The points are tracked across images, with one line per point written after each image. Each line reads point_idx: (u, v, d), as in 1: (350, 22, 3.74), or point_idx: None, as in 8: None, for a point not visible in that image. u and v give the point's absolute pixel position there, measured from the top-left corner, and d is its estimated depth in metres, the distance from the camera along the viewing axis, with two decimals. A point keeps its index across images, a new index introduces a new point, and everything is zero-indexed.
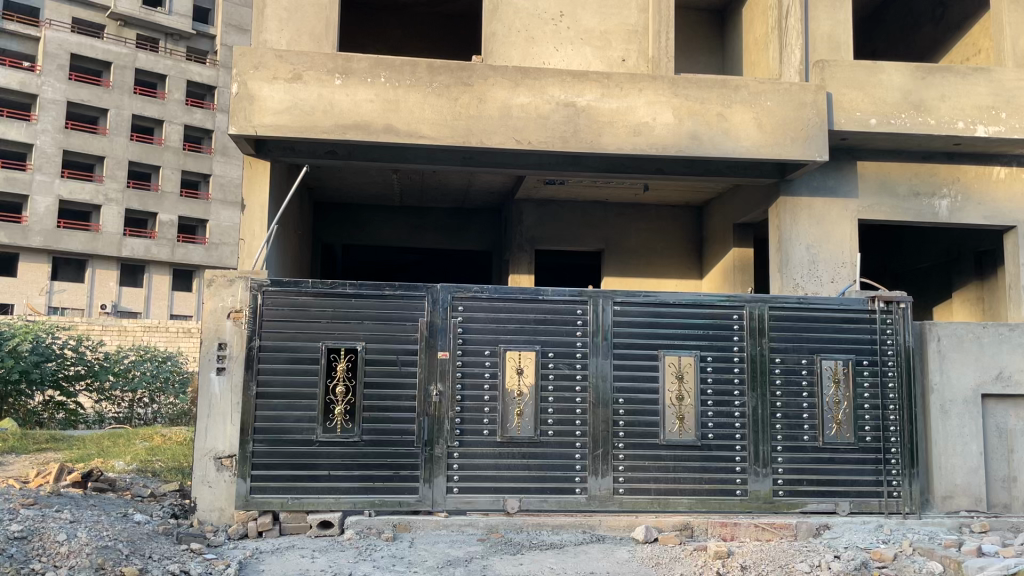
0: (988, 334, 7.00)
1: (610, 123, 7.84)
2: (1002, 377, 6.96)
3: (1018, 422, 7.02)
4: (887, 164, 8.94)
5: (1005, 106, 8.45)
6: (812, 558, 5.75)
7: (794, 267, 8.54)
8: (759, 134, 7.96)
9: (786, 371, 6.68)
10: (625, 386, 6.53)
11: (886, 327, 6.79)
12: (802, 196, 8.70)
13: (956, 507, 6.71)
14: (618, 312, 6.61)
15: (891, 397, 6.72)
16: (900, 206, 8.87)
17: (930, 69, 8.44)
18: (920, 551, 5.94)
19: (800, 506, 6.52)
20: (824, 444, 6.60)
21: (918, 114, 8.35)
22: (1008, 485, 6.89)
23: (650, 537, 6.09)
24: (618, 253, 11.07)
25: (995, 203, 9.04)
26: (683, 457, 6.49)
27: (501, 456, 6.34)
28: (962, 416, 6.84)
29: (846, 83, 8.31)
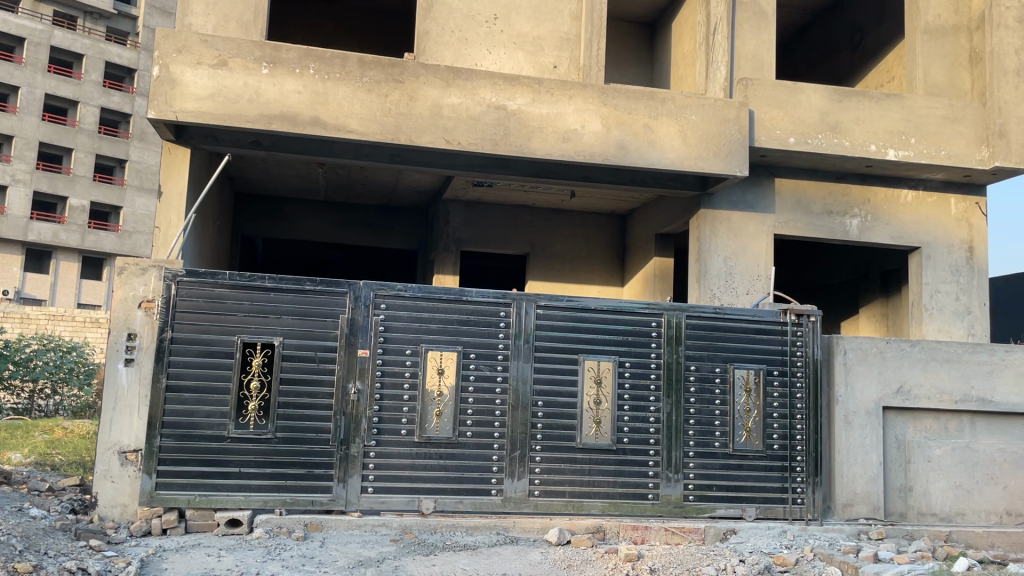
0: (891, 349, 7.29)
1: (539, 127, 7.90)
2: (902, 391, 7.26)
3: (915, 434, 7.34)
4: (803, 182, 9.26)
5: (915, 132, 8.87)
6: (719, 562, 5.90)
7: (711, 278, 8.76)
8: (683, 146, 8.15)
9: (700, 379, 6.84)
10: (544, 389, 6.58)
11: (797, 339, 7.03)
12: (722, 210, 8.93)
13: (855, 514, 7.00)
14: (541, 316, 6.65)
15: (799, 406, 6.95)
16: (814, 223, 9.20)
17: (846, 93, 8.80)
18: (821, 556, 6.16)
19: (708, 510, 6.70)
20: (734, 451, 6.79)
21: (834, 135, 8.69)
22: (904, 494, 7.21)
23: (563, 539, 6.13)
24: (542, 257, 11.16)
25: (902, 224, 9.46)
26: (598, 460, 6.59)
27: (419, 457, 6.30)
28: (863, 427, 7.12)
29: (766, 102, 8.60)
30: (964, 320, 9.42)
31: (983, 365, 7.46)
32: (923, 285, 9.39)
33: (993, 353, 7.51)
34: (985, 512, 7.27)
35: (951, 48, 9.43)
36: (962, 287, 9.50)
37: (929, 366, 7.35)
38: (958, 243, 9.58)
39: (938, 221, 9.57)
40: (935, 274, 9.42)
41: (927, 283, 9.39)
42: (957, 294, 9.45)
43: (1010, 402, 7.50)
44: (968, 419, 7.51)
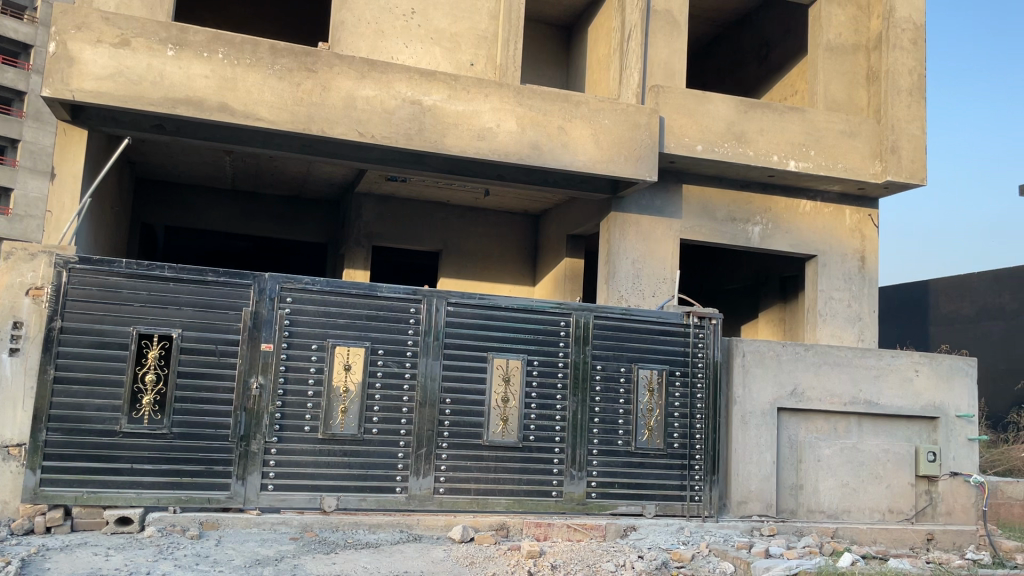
0: (787, 352, 7.58)
1: (454, 124, 7.88)
2: (796, 393, 7.56)
3: (807, 435, 7.65)
4: (709, 189, 9.54)
5: (814, 144, 9.25)
6: (618, 558, 6.02)
7: (619, 280, 8.92)
8: (595, 149, 8.27)
9: (605, 378, 6.96)
10: (452, 386, 6.57)
11: (699, 341, 7.23)
12: (632, 213, 9.10)
13: (749, 511, 7.25)
14: (450, 313, 6.64)
15: (699, 406, 7.16)
16: (718, 229, 9.49)
17: (752, 105, 9.11)
18: (715, 552, 6.36)
19: (610, 507, 6.83)
20: (636, 449, 6.95)
21: (739, 145, 8.98)
22: (795, 492, 7.50)
23: (466, 536, 6.13)
24: (454, 255, 11.14)
25: (800, 233, 9.86)
26: (504, 458, 6.62)
27: (322, 454, 6.20)
28: (759, 427, 7.38)
29: (676, 110, 8.82)
30: (856, 325, 9.90)
31: (871, 370, 7.84)
32: (819, 291, 9.81)
33: (880, 358, 7.89)
34: (869, 509, 7.64)
35: (850, 66, 9.87)
36: (854, 294, 9.97)
37: (822, 369, 7.67)
38: (852, 252, 10.04)
39: (834, 231, 10.00)
40: (830, 281, 9.86)
41: (822, 290, 9.82)
42: (849, 301, 9.92)
43: (894, 405, 7.89)
44: (856, 421, 7.86)
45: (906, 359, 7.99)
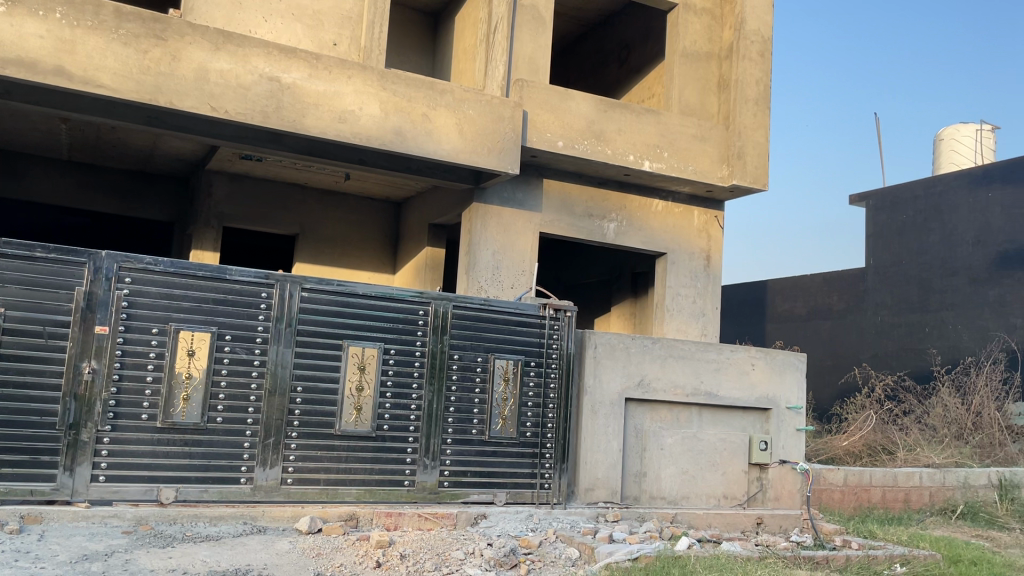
0: (635, 345, 7.86)
1: (313, 104, 7.66)
2: (643, 384, 7.86)
3: (652, 424, 7.97)
4: (568, 184, 9.74)
5: (667, 146, 9.65)
6: (468, 546, 6.07)
7: (479, 270, 8.97)
8: (458, 139, 8.26)
9: (461, 367, 6.98)
10: (304, 374, 6.40)
11: (554, 333, 7.38)
12: (493, 205, 9.17)
13: (595, 498, 7.48)
14: (304, 299, 6.46)
15: (552, 396, 7.31)
16: (575, 224, 9.72)
17: (611, 104, 9.38)
18: (562, 538, 6.52)
19: (462, 496, 6.88)
20: (489, 439, 7.02)
21: (597, 143, 9.24)
22: (639, 479, 7.81)
23: (313, 527, 5.96)
24: (311, 239, 10.85)
25: (652, 230, 10.25)
26: (356, 447, 6.52)
27: (160, 443, 5.89)
28: (607, 417, 7.63)
29: (539, 105, 8.96)
30: (700, 320, 10.42)
31: (712, 363, 8.26)
32: (667, 287, 10.25)
33: (720, 352, 8.33)
34: (706, 495, 8.08)
35: (703, 73, 10.34)
36: (699, 291, 10.48)
37: (667, 362, 8.01)
38: (699, 251, 10.55)
39: (683, 230, 10.47)
40: (677, 278, 10.32)
41: (670, 286, 10.26)
42: (695, 297, 10.42)
43: (732, 396, 8.35)
44: (697, 411, 8.25)
45: (743, 353, 8.46)
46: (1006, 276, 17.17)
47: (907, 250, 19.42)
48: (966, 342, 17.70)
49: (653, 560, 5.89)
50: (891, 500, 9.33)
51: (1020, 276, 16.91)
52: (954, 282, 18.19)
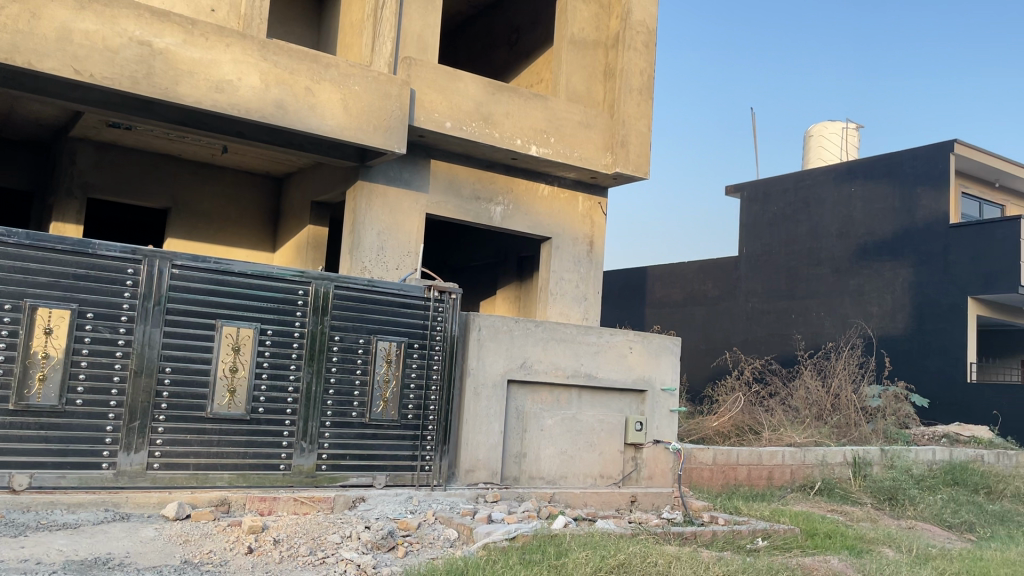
0: (519, 328, 7.92)
1: (188, 72, 7.30)
2: (525, 366, 7.94)
3: (532, 406, 8.07)
4: (455, 166, 9.69)
5: (553, 132, 9.75)
6: (344, 529, 5.98)
7: (363, 251, 8.80)
8: (343, 115, 8.07)
9: (342, 349, 6.85)
10: (174, 354, 6.13)
11: (437, 315, 7.35)
12: (378, 184, 9.02)
13: (475, 479, 7.52)
14: (175, 276, 6.18)
15: (434, 378, 7.28)
16: (462, 206, 9.69)
17: (499, 87, 9.38)
18: (441, 519, 6.51)
19: (340, 479, 6.77)
20: (369, 421, 6.93)
21: (485, 126, 9.23)
22: (519, 460, 7.89)
23: (181, 514, 5.73)
24: (185, 214, 10.37)
25: (538, 215, 10.35)
26: (229, 431, 6.30)
27: (13, 427, 5.52)
28: (490, 398, 7.66)
29: (426, 85, 8.86)
30: (581, 305, 10.61)
31: (591, 346, 8.43)
32: (551, 272, 10.38)
33: (600, 336, 8.51)
34: (583, 475, 8.25)
35: (590, 60, 10.48)
36: (582, 276, 10.66)
37: (548, 345, 8.12)
38: (582, 237, 10.73)
39: (567, 215, 10.62)
40: (561, 262, 10.47)
41: (554, 271, 10.39)
42: (577, 282, 10.60)
43: (610, 378, 8.55)
44: (577, 393, 8.41)
45: (622, 337, 8.69)
46: (865, 267, 18.34)
47: (777, 240, 20.41)
48: (828, 329, 18.81)
49: (530, 539, 5.98)
50: (756, 477, 9.82)
51: (877, 267, 18.10)
52: (819, 272, 19.27)
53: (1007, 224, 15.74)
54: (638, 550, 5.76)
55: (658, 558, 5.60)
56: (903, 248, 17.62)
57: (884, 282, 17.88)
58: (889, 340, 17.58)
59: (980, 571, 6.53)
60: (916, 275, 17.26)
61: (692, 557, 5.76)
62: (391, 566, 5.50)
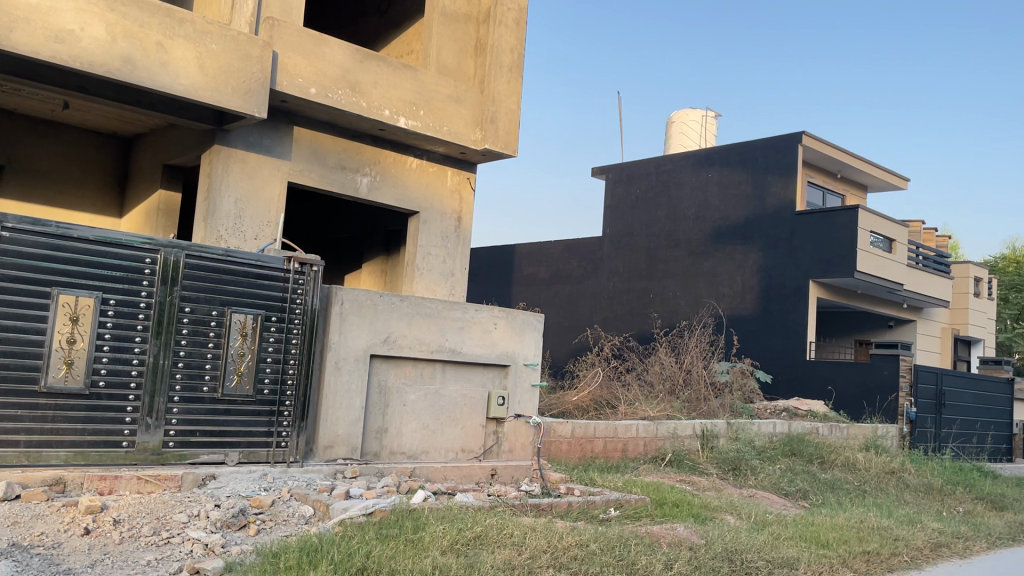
0: (383, 302, 7.81)
1: (23, 19, 6.70)
2: (388, 341, 7.83)
3: (395, 380, 7.99)
4: (319, 134, 9.40)
5: (422, 105, 9.63)
6: (192, 508, 5.72)
7: (219, 218, 8.42)
8: (199, 75, 7.65)
9: (193, 321, 6.53)
10: (2, 323, 5.67)
11: (297, 288, 7.13)
12: (237, 149, 8.64)
13: (334, 455, 7.38)
14: (5, 240, 5.71)
15: (293, 352, 7.07)
16: (326, 176, 9.43)
17: (366, 55, 9.17)
18: (296, 496, 6.36)
19: (189, 456, 6.49)
20: (221, 396, 6.66)
21: (351, 94, 9.00)
22: (380, 435, 7.81)
23: (10, 494, 5.32)
24: (20, 174, 9.57)
25: (405, 188, 10.21)
26: (66, 406, 5.90)
27: None
28: (351, 373, 7.52)
29: (290, 48, 8.54)
30: (448, 280, 10.58)
31: (457, 322, 8.43)
32: (418, 246, 10.28)
33: (466, 311, 8.52)
34: (445, 449, 8.26)
35: (462, 34, 10.39)
36: (449, 251, 10.62)
37: (413, 319, 8.05)
38: (450, 212, 10.68)
39: (435, 189, 10.53)
40: (429, 237, 10.39)
41: (421, 245, 10.30)
42: (445, 257, 10.55)
43: (474, 353, 8.58)
44: (440, 367, 8.39)
45: (487, 312, 8.72)
46: (719, 249, 19.25)
47: (639, 221, 21.06)
48: (683, 308, 19.66)
49: (387, 514, 5.93)
50: (611, 450, 10.16)
51: (730, 250, 19.04)
52: (678, 254, 20.06)
53: (846, 214, 16.90)
54: (494, 522, 5.84)
55: (514, 530, 5.69)
56: (753, 233, 18.62)
57: (735, 265, 18.85)
58: (739, 320, 18.59)
59: (810, 535, 7.03)
60: (765, 259, 18.29)
61: (546, 527, 5.89)
62: (241, 544, 5.33)
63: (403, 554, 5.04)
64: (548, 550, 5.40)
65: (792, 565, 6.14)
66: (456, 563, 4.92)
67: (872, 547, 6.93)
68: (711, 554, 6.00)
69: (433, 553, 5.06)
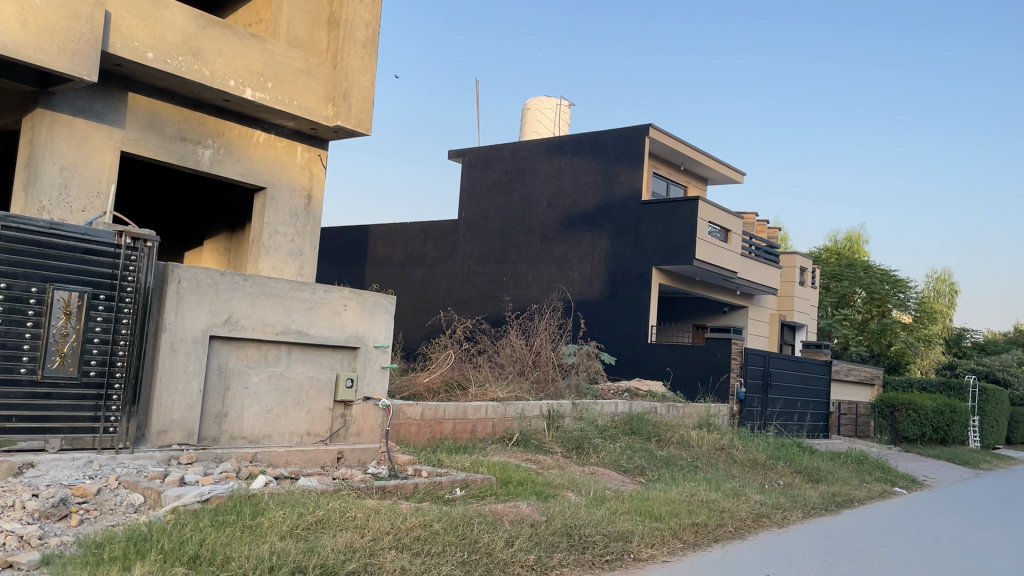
0: (224, 281, 7.50)
1: None
2: (230, 321, 7.54)
3: (237, 362, 7.69)
4: (158, 102, 8.88)
5: (270, 76, 9.31)
6: (6, 498, 5.30)
7: (41, 187, 7.80)
8: (20, 31, 7.04)
9: (9, 298, 6.04)
10: None
11: (130, 264, 6.71)
12: (63, 114, 8.02)
13: (168, 441, 7.03)
14: None
15: (124, 333, 6.65)
16: (165, 147, 8.92)
17: (211, 21, 8.74)
18: (125, 484, 6.02)
19: (4, 443, 6.00)
20: (41, 379, 6.20)
21: (194, 62, 8.55)
22: (219, 420, 7.49)
23: None
24: None
25: (251, 162, 9.82)
26: None
27: None
28: (188, 355, 7.19)
29: (126, 9, 8.01)
30: (296, 259, 10.28)
31: (304, 303, 8.22)
32: (264, 223, 9.93)
33: (314, 292, 8.33)
34: (289, 433, 8.04)
35: (314, 6, 10.05)
36: (298, 230, 10.32)
37: (257, 300, 7.79)
38: (299, 189, 10.37)
39: (284, 165, 10.20)
40: (276, 214, 10.05)
41: (268, 223, 9.96)
42: (293, 235, 10.23)
43: (322, 335, 8.39)
44: (286, 350, 8.15)
45: (336, 294, 8.56)
46: (570, 235, 19.75)
47: (494, 206, 21.24)
48: (534, 292, 20.07)
49: (224, 501, 5.73)
50: (459, 431, 10.23)
51: (580, 236, 19.58)
52: (531, 239, 20.41)
53: (688, 205, 17.76)
54: (337, 505, 5.77)
55: (357, 513, 5.63)
56: (602, 220, 19.22)
57: (585, 251, 19.41)
58: (587, 305, 19.20)
59: (644, 509, 7.38)
60: (612, 246, 18.94)
61: (390, 509, 5.87)
62: (62, 536, 5.01)
63: (239, 541, 4.87)
64: (390, 531, 5.40)
65: (626, 539, 6.45)
66: (295, 548, 4.81)
67: (700, 519, 7.39)
68: (550, 529, 6.19)
69: (271, 538, 4.93)
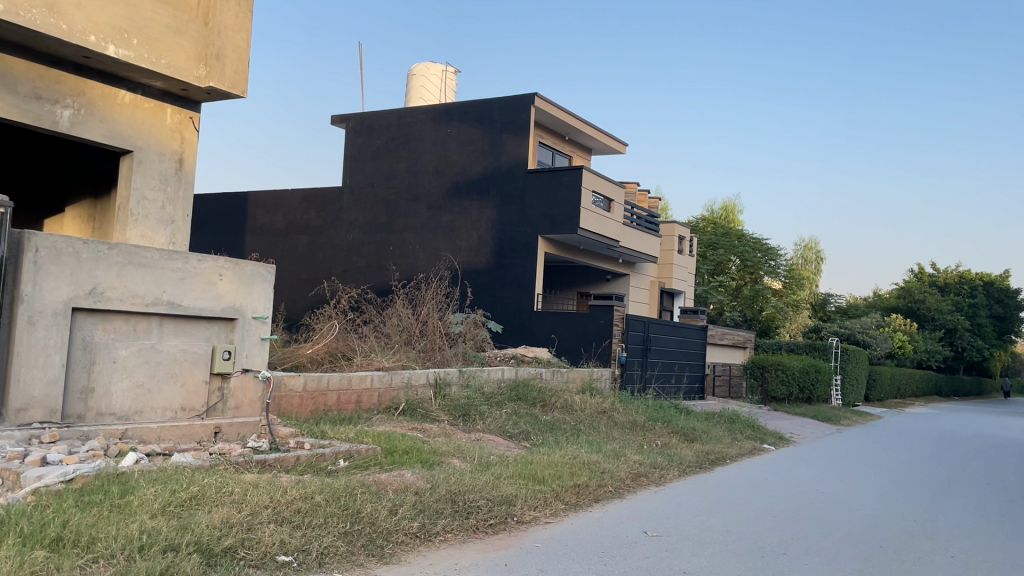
0: (87, 250, 7.09)
1: None
2: (95, 293, 7.15)
3: (103, 336, 7.29)
4: (9, 56, 8.22)
5: (136, 33, 8.78)
6: None
7: None
8: None
9: None
10: None
11: None
12: None
13: (28, 419, 6.63)
14: None
15: None
16: (18, 106, 8.30)
17: None
18: None
19: None
20: None
21: (50, 15, 7.95)
22: (84, 396, 7.12)
23: None
24: None
25: (116, 124, 9.27)
26: None
27: None
28: (49, 328, 6.78)
29: None
30: (167, 228, 9.80)
31: (176, 273, 7.86)
32: (131, 189, 9.41)
33: (187, 261, 7.98)
34: (161, 408, 7.69)
35: None
36: (169, 196, 9.83)
37: (125, 269, 7.40)
38: (169, 154, 9.86)
39: (153, 128, 9.67)
40: (144, 179, 9.54)
41: (135, 188, 9.44)
42: (163, 202, 9.74)
43: (196, 306, 8.05)
44: (157, 322, 7.78)
45: (211, 263, 8.22)
46: (456, 204, 19.68)
47: (378, 173, 20.88)
48: (421, 261, 19.93)
49: (91, 480, 5.47)
50: (343, 402, 10.10)
51: (466, 205, 19.55)
52: (417, 207, 20.21)
53: (573, 173, 18.02)
54: (213, 480, 5.60)
55: (234, 487, 5.48)
56: (489, 188, 19.25)
57: (471, 219, 19.41)
58: (474, 274, 19.25)
59: (528, 472, 7.52)
60: (499, 215, 19.03)
61: (269, 482, 5.75)
62: None
63: (106, 521, 4.65)
64: (269, 505, 5.28)
65: (509, 502, 6.56)
66: (167, 526, 4.64)
67: (581, 480, 7.60)
68: (435, 496, 6.21)
69: (141, 516, 4.74)
